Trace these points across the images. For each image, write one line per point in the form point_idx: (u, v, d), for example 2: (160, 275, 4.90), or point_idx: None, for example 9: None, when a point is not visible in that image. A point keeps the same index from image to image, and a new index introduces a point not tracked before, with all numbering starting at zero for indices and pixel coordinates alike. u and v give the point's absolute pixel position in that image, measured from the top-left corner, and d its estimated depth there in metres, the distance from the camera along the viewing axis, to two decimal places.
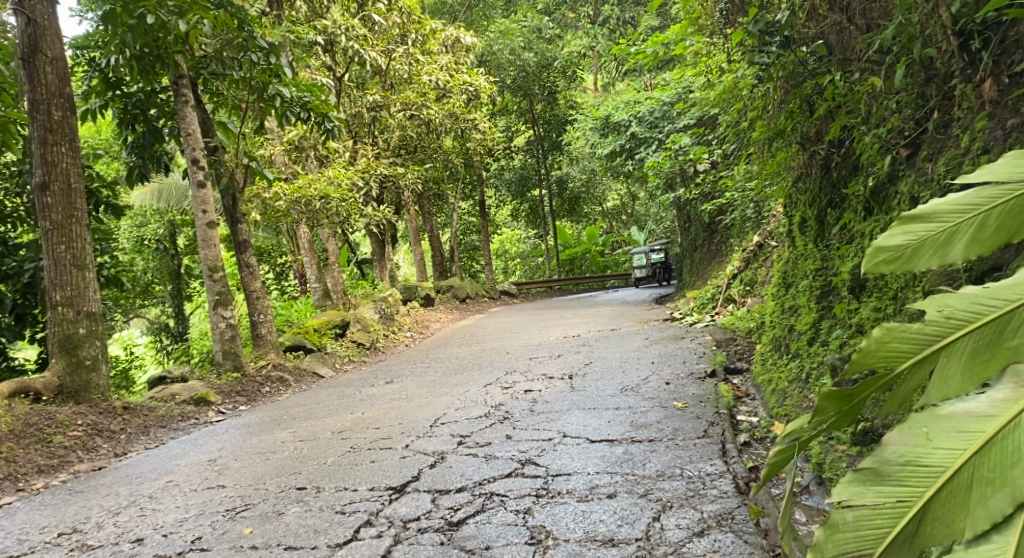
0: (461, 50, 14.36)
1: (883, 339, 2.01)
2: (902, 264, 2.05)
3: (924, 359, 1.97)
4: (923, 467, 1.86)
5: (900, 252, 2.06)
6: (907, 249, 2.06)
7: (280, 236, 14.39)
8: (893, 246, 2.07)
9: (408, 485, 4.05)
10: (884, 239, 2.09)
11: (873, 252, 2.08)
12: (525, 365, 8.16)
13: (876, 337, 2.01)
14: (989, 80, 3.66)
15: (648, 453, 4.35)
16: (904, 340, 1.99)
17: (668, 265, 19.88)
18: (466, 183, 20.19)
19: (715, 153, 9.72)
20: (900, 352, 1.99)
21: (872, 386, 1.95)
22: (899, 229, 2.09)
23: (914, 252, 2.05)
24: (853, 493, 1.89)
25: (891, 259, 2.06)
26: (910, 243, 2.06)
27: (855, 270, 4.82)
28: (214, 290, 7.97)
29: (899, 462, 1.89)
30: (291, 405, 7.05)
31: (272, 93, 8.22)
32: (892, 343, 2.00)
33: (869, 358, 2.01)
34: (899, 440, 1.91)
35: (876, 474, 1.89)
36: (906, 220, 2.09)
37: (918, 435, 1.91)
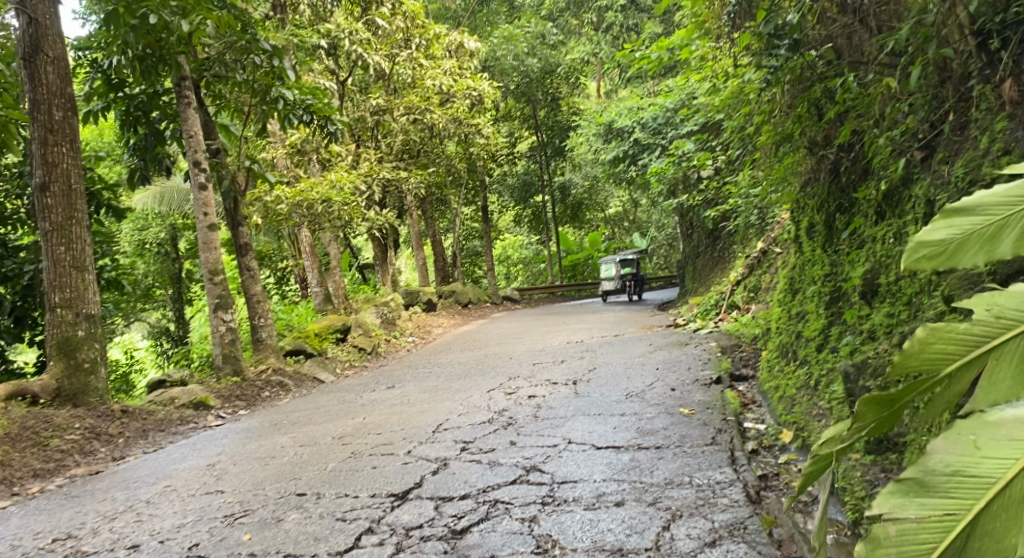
0: (466, 55, 14.29)
1: (928, 341, 2.01)
2: (947, 259, 2.03)
3: (972, 361, 1.98)
4: (970, 478, 1.86)
5: (944, 247, 2.04)
6: (952, 242, 2.04)
7: (281, 240, 14.33)
8: (936, 241, 2.05)
9: (411, 492, 3.96)
10: (926, 233, 2.07)
11: (914, 247, 2.07)
12: (528, 371, 8.07)
13: (920, 338, 2.02)
14: (1009, 79, 3.57)
15: (655, 461, 4.26)
16: (949, 341, 2.00)
17: (640, 277, 18.14)
18: (469, 189, 20.14)
19: (719, 159, 9.67)
20: (945, 353, 2.00)
21: (914, 389, 1.96)
22: (943, 223, 2.07)
23: (959, 246, 2.03)
24: (895, 506, 1.88)
25: (933, 255, 2.04)
26: (955, 237, 2.04)
27: (867, 274, 4.71)
28: (214, 293, 7.87)
29: (946, 473, 1.88)
30: (291, 410, 6.96)
31: (275, 96, 8.14)
32: (937, 343, 2.01)
33: (913, 360, 2.01)
34: (945, 449, 1.91)
35: (921, 486, 1.88)
36: (951, 214, 2.07)
37: (965, 443, 1.91)
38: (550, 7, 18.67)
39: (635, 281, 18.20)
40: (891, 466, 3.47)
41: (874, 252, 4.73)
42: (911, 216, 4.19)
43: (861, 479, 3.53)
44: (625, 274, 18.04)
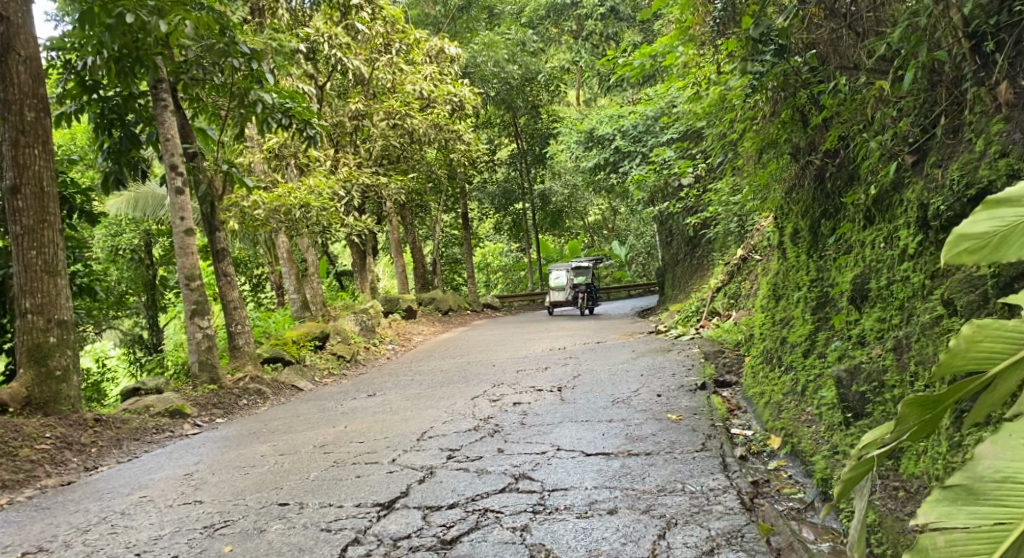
0: (446, 61, 14.13)
1: (974, 339, 2.08)
2: (989, 252, 2.11)
3: (1019, 360, 2.05)
4: (1019, 485, 1.95)
5: (987, 240, 2.12)
6: (994, 235, 2.12)
7: (258, 246, 14.11)
8: (979, 234, 2.12)
9: (398, 501, 3.85)
10: (968, 226, 2.14)
11: (958, 239, 2.13)
12: (512, 378, 7.95)
13: (966, 337, 2.08)
14: (1005, 82, 3.55)
15: (646, 467, 4.18)
16: (995, 340, 2.07)
17: (594, 289, 16.57)
18: (449, 196, 19.99)
19: (700, 166, 9.65)
20: (991, 352, 2.07)
21: (961, 391, 2.02)
22: (985, 215, 2.14)
23: (1001, 240, 2.11)
24: (943, 514, 1.97)
25: (976, 249, 2.12)
26: (998, 230, 2.12)
27: (856, 280, 4.64)
28: (190, 299, 7.68)
29: (997, 479, 1.97)
30: (270, 418, 6.80)
31: (254, 99, 7.97)
32: (983, 342, 2.07)
33: (959, 359, 2.08)
34: (994, 453, 2.00)
35: (970, 493, 1.97)
36: (993, 206, 2.14)
37: (1015, 447, 2.00)
38: (531, 14, 18.63)
39: (588, 292, 16.67)
40: (887, 472, 3.40)
41: (864, 257, 4.68)
42: (904, 220, 4.16)
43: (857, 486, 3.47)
44: (579, 284, 16.44)
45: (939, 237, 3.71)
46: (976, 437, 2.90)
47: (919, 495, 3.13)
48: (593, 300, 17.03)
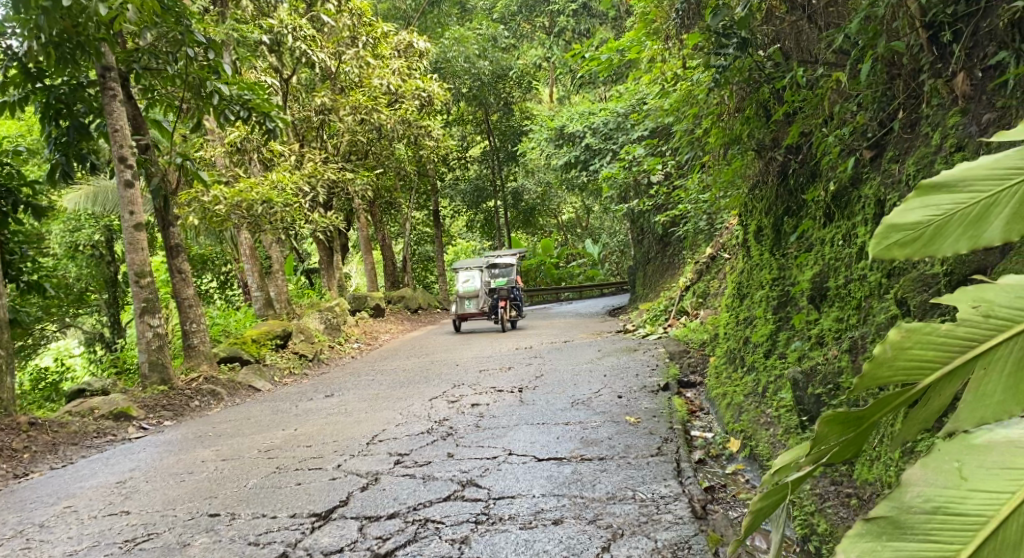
0: (415, 55, 13.82)
1: (902, 346, 1.67)
2: (922, 246, 1.63)
3: (954, 372, 1.62)
4: (956, 516, 1.50)
5: (920, 231, 1.64)
6: (928, 226, 1.64)
7: (222, 243, 13.81)
8: (910, 224, 1.65)
9: (335, 511, 3.69)
10: (898, 215, 1.67)
11: (884, 232, 1.67)
12: (474, 378, 7.78)
13: (892, 343, 1.67)
14: (962, 74, 3.43)
15: (598, 473, 4.03)
16: (927, 348, 1.65)
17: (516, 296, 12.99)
18: (421, 192, 19.69)
19: (668, 164, 9.52)
20: (923, 360, 1.65)
21: (888, 404, 1.62)
22: (917, 202, 1.67)
23: (938, 231, 1.63)
24: (865, 551, 1.53)
25: (908, 241, 1.64)
26: (931, 221, 1.64)
27: (816, 279, 4.53)
28: (140, 296, 7.38)
29: (926, 510, 1.52)
30: (220, 420, 6.57)
31: (210, 90, 7.67)
32: (911, 349, 1.66)
33: (884, 370, 1.67)
34: (925, 479, 1.54)
35: (895, 526, 1.52)
36: (926, 192, 1.66)
37: (949, 472, 1.54)
38: (502, 10, 18.42)
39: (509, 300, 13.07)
40: (841, 478, 3.30)
41: (823, 255, 4.58)
42: (862, 217, 4.06)
43: (811, 493, 3.36)
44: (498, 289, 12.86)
45: None
46: (927, 443, 2.79)
47: (871, 502, 3.02)
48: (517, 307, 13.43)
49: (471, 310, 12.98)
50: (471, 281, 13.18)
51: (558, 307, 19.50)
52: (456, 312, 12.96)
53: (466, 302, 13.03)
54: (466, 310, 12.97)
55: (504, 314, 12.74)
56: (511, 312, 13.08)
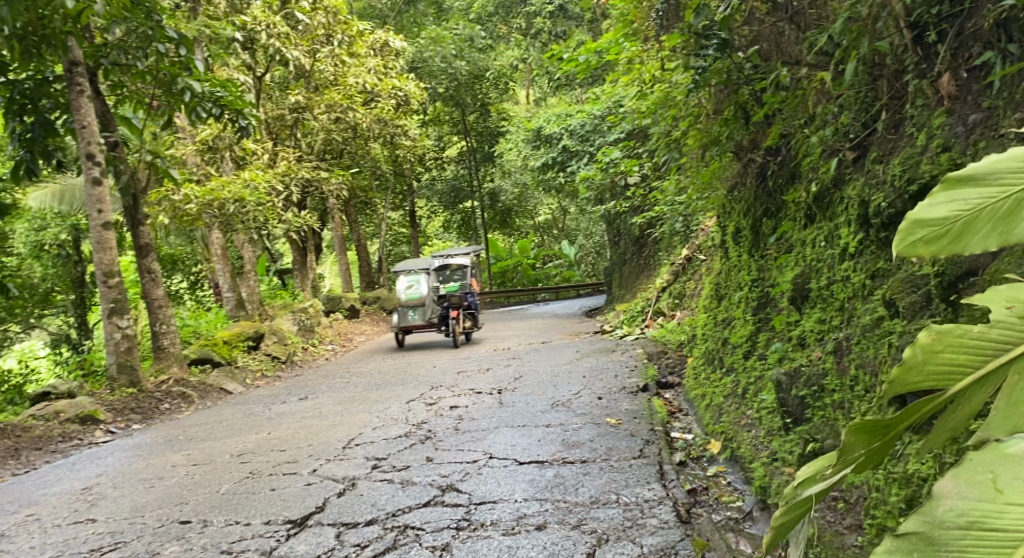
0: (391, 54, 13.58)
1: (931, 350, 1.59)
2: (949, 242, 1.54)
3: (984, 379, 1.54)
4: (991, 531, 1.38)
5: (946, 228, 1.56)
6: (954, 222, 1.55)
7: (192, 242, 13.57)
8: (934, 220, 1.57)
9: (311, 517, 3.59)
10: (922, 210, 1.58)
11: (907, 228, 1.59)
12: (451, 380, 7.69)
13: (921, 346, 1.60)
14: (947, 74, 3.41)
15: (581, 477, 3.97)
16: (958, 350, 1.57)
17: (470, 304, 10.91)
18: (397, 192, 19.52)
19: (646, 165, 9.48)
20: (953, 364, 1.56)
21: (916, 411, 1.53)
22: (943, 197, 1.59)
23: (967, 228, 1.54)
24: None
25: (932, 238, 1.56)
26: (958, 216, 1.55)
27: (797, 280, 4.50)
28: (107, 297, 7.19)
29: (960, 525, 1.40)
30: (190, 424, 6.42)
31: (182, 87, 7.40)
32: (941, 351, 1.59)
33: (913, 376, 1.59)
34: (957, 492, 1.44)
35: (929, 543, 1.40)
36: (952, 185, 1.58)
37: (982, 484, 1.44)
38: (479, 10, 18.31)
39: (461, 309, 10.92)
40: None
41: (804, 256, 4.55)
42: (845, 217, 4.04)
43: None
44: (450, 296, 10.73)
45: (881, 235, 3.59)
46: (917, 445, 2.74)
47: (859, 506, 2.98)
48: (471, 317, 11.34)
49: (416, 322, 10.75)
50: (416, 287, 10.94)
51: (534, 308, 19.47)
52: (398, 324, 10.72)
53: (410, 313, 10.79)
54: (409, 322, 10.74)
55: (456, 326, 10.60)
56: (464, 324, 10.94)
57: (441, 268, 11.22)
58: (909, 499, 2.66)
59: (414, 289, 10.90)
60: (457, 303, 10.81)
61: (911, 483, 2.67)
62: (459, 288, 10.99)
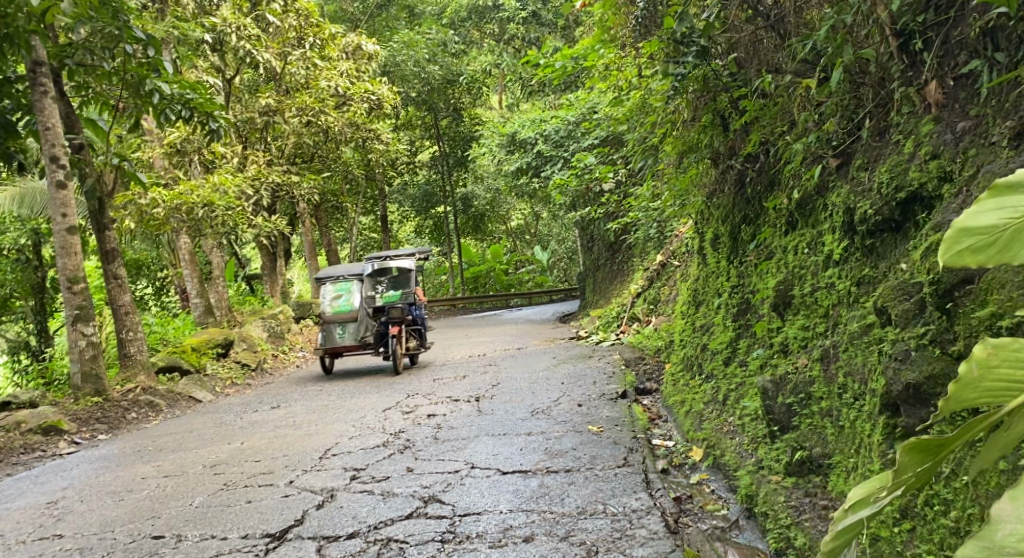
0: (364, 58, 13.40)
1: (988, 365, 1.37)
2: (998, 253, 1.31)
3: None
4: None
5: (995, 235, 1.32)
6: (1004, 230, 1.32)
7: (159, 247, 13.30)
8: (983, 226, 1.32)
9: (291, 531, 3.49)
10: (969, 216, 1.34)
11: (952, 237, 1.34)
12: (428, 388, 7.59)
13: (977, 360, 1.38)
14: (934, 82, 3.41)
15: (566, 486, 3.92)
16: (1020, 366, 1.36)
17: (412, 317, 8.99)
18: (368, 197, 19.34)
19: (620, 172, 9.46)
20: (1012, 379, 1.36)
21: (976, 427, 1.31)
22: (990, 202, 1.34)
23: (1019, 235, 1.31)
24: None
25: (982, 247, 1.32)
26: (1011, 223, 1.32)
27: (779, 287, 4.50)
28: (72, 304, 7.00)
29: None
30: (160, 433, 6.27)
31: (149, 89, 7.28)
32: (999, 367, 1.37)
33: (968, 393, 1.38)
34: (1018, 515, 1.22)
35: None
36: (1000, 190, 1.34)
37: None
38: (452, 15, 18.25)
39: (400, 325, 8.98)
40: (816, 490, 3.26)
41: (786, 263, 4.55)
42: (828, 224, 4.04)
43: (783, 504, 3.31)
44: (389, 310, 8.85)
45: (867, 242, 3.59)
46: None
47: None
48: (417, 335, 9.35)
49: (346, 342, 8.84)
50: (347, 298, 9.05)
51: (507, 313, 19.39)
52: (323, 346, 8.83)
53: (338, 332, 8.88)
54: (338, 343, 8.82)
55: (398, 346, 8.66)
56: (408, 344, 9.00)
57: (377, 274, 9.21)
58: (903, 508, 2.63)
59: (343, 301, 9.03)
60: (398, 318, 8.90)
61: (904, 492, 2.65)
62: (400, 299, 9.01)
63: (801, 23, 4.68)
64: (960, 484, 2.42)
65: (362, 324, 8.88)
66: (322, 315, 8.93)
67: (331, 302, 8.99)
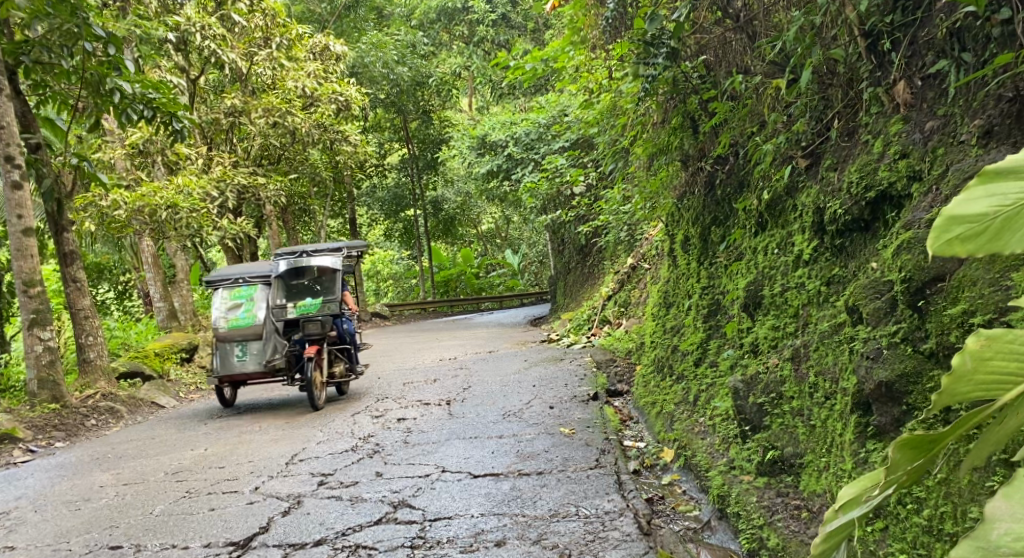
0: (332, 58, 13.25)
1: (982, 357, 1.36)
2: (990, 241, 1.29)
3: None
4: None
5: (984, 224, 1.30)
6: (995, 218, 1.30)
7: (120, 251, 13.00)
8: (972, 215, 1.31)
9: (255, 538, 3.40)
10: (958, 204, 1.32)
11: (942, 225, 1.32)
12: (397, 392, 7.49)
13: (970, 354, 1.36)
14: (902, 82, 3.42)
15: (538, 489, 3.88)
16: (1010, 359, 1.35)
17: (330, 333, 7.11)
18: (337, 200, 19.11)
19: (591, 175, 9.42)
20: (1006, 370, 1.35)
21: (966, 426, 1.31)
22: (980, 191, 1.33)
23: (1010, 224, 1.29)
24: None
25: (972, 235, 1.30)
26: (999, 211, 1.30)
27: (750, 286, 4.49)
28: (28, 308, 6.79)
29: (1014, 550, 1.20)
30: (120, 440, 6.11)
31: (110, 88, 7.10)
32: (991, 360, 1.36)
33: (963, 386, 1.37)
34: (1012, 513, 1.23)
35: None
36: (990, 178, 1.33)
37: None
38: (421, 16, 18.13)
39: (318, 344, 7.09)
40: (787, 489, 3.26)
41: (756, 264, 4.54)
42: (798, 224, 4.04)
43: (756, 505, 3.29)
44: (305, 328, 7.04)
45: (836, 242, 3.60)
46: (883, 452, 2.73)
47: (822, 514, 2.96)
48: (349, 357, 7.40)
49: (246, 368, 6.98)
50: (248, 308, 7.09)
51: (478, 317, 19.27)
52: (219, 374, 6.99)
53: (237, 355, 7.02)
54: (236, 370, 6.98)
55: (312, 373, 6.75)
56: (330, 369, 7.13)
57: (293, 275, 7.19)
58: (877, 508, 2.62)
59: (242, 313, 7.10)
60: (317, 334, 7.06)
61: None
62: (319, 309, 7.12)
63: (769, 25, 4.68)
64: (932, 481, 2.41)
65: (269, 344, 7.01)
66: (215, 332, 7.03)
67: (229, 316, 7.08)
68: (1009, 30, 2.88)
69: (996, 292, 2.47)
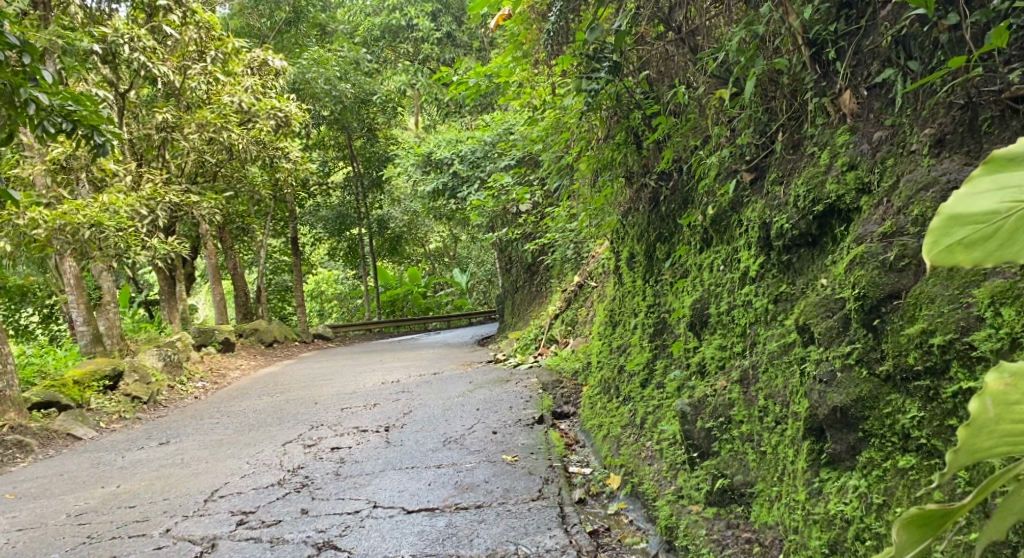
0: (270, 73, 12.83)
1: (1005, 403, 1.31)
2: (999, 244, 1.25)
3: None
4: None
5: (992, 225, 1.26)
6: (1006, 217, 1.25)
7: (44, 272, 12.37)
8: (979, 213, 1.26)
9: None
10: (960, 202, 1.27)
11: (942, 228, 1.28)
12: (334, 418, 7.14)
13: (992, 399, 1.31)
14: (848, 92, 3.30)
15: (475, 525, 3.64)
16: None
17: None
18: (279, 218, 18.59)
19: (537, 192, 9.24)
20: None
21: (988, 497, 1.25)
22: (986, 183, 1.28)
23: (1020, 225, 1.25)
24: None
25: (977, 237, 1.26)
26: (1009, 209, 1.25)
27: (695, 305, 4.31)
28: None
29: None
30: (26, 478, 5.68)
31: (24, 100, 5.97)
32: (1016, 405, 1.30)
33: (982, 440, 1.31)
34: None
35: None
36: (996, 169, 1.29)
37: None
38: (365, 33, 17.91)
39: None
40: (737, 520, 3.08)
41: (701, 281, 4.38)
42: (744, 240, 3.89)
43: (704, 538, 3.10)
44: None
45: (783, 258, 3.45)
46: (838, 482, 2.59)
47: (775, 548, 2.81)
48: None
49: None
50: None
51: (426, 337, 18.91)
52: None
53: None
54: None
55: None
56: None
57: None
58: (832, 543, 2.50)
59: None
60: None
61: (833, 525, 2.52)
62: None
63: (711, 38, 4.55)
64: (892, 516, 2.33)
65: None
66: None
67: None
68: (958, 37, 2.77)
69: (956, 311, 2.35)
